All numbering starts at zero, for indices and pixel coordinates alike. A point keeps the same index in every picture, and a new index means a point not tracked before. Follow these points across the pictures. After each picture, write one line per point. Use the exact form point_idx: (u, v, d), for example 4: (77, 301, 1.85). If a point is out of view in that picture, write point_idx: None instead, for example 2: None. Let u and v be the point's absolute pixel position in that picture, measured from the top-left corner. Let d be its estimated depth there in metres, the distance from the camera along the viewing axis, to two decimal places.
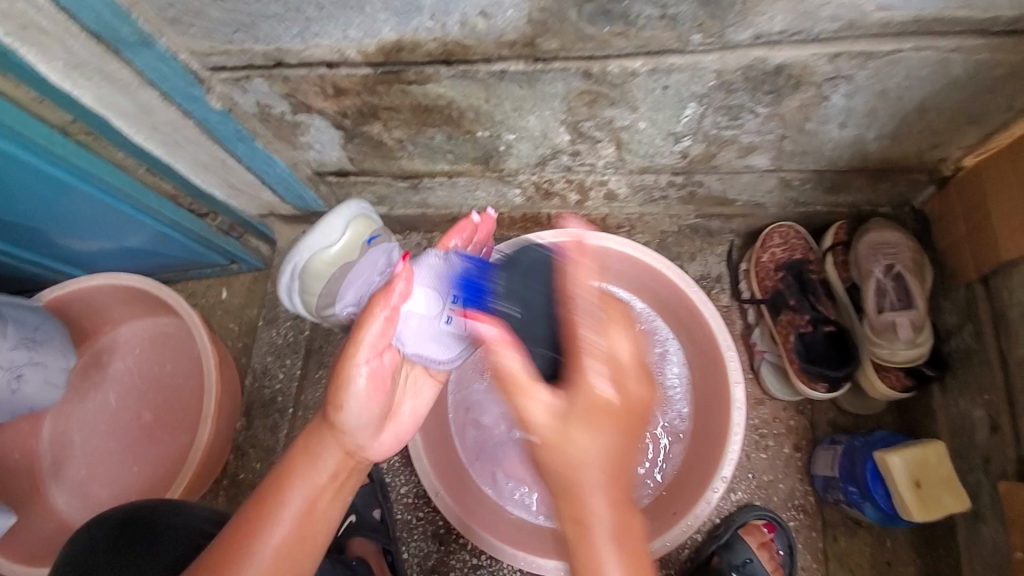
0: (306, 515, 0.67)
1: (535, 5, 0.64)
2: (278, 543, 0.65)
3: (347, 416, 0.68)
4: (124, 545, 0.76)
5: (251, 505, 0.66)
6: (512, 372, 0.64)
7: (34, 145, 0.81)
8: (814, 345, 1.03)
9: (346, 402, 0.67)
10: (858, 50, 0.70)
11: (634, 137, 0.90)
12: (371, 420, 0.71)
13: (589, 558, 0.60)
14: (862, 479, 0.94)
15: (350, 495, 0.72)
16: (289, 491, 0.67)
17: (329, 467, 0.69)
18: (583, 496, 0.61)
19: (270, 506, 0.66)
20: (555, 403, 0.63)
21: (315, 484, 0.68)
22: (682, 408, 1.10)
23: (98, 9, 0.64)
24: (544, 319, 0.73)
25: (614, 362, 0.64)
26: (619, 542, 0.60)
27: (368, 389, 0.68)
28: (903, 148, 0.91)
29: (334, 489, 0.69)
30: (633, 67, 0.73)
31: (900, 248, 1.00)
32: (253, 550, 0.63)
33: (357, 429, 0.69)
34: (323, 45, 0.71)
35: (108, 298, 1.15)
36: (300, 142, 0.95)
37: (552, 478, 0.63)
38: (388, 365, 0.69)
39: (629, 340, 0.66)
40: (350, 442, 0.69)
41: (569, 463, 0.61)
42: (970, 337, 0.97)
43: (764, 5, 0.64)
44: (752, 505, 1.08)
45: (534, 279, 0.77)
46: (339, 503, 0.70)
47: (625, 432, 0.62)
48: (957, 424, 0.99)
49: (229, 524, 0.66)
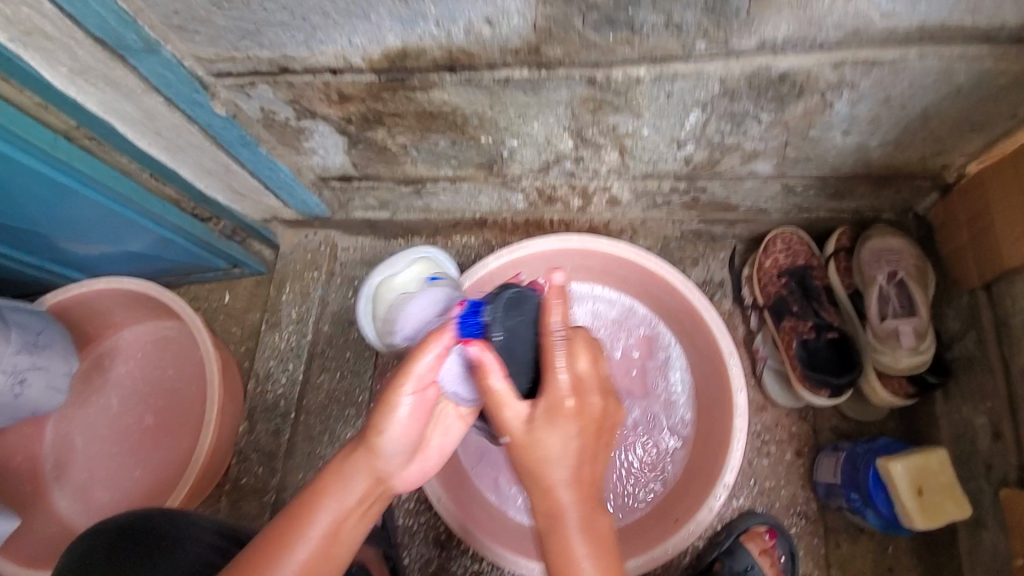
0: (332, 537, 0.65)
1: (540, 13, 0.64)
2: (302, 563, 0.63)
3: (386, 441, 0.67)
4: (124, 551, 0.76)
5: (281, 519, 0.65)
6: (498, 401, 0.64)
7: (38, 150, 0.81)
8: (818, 352, 1.03)
9: (389, 426, 0.67)
10: (863, 58, 0.70)
11: (637, 143, 0.90)
12: (405, 449, 0.69)
13: (563, 553, 0.61)
14: (864, 486, 0.94)
15: (373, 522, 0.70)
16: (316, 509, 0.65)
17: (360, 489, 0.67)
18: (551, 493, 0.63)
19: (298, 523, 0.64)
20: (525, 410, 0.64)
21: (344, 504, 0.66)
22: (685, 414, 1.10)
23: (104, 16, 0.64)
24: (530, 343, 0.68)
25: (580, 379, 0.65)
26: (594, 546, 0.62)
27: (411, 417, 0.67)
28: (906, 155, 0.91)
29: (361, 511, 0.68)
30: (637, 74, 0.73)
31: (903, 255, 1.00)
32: (274, 567, 0.61)
33: (391, 456, 0.68)
34: (328, 52, 0.71)
35: (111, 302, 1.15)
36: (304, 148, 0.95)
37: (527, 480, 0.64)
38: (431, 398, 0.69)
39: (592, 359, 0.66)
40: (382, 468, 0.68)
41: (536, 461, 0.63)
42: (973, 344, 0.97)
43: (769, 14, 0.64)
44: (754, 511, 1.08)
45: (523, 310, 0.69)
46: (362, 526, 0.68)
47: (590, 442, 0.64)
48: (960, 431, 0.99)
49: (253, 540, 0.65)
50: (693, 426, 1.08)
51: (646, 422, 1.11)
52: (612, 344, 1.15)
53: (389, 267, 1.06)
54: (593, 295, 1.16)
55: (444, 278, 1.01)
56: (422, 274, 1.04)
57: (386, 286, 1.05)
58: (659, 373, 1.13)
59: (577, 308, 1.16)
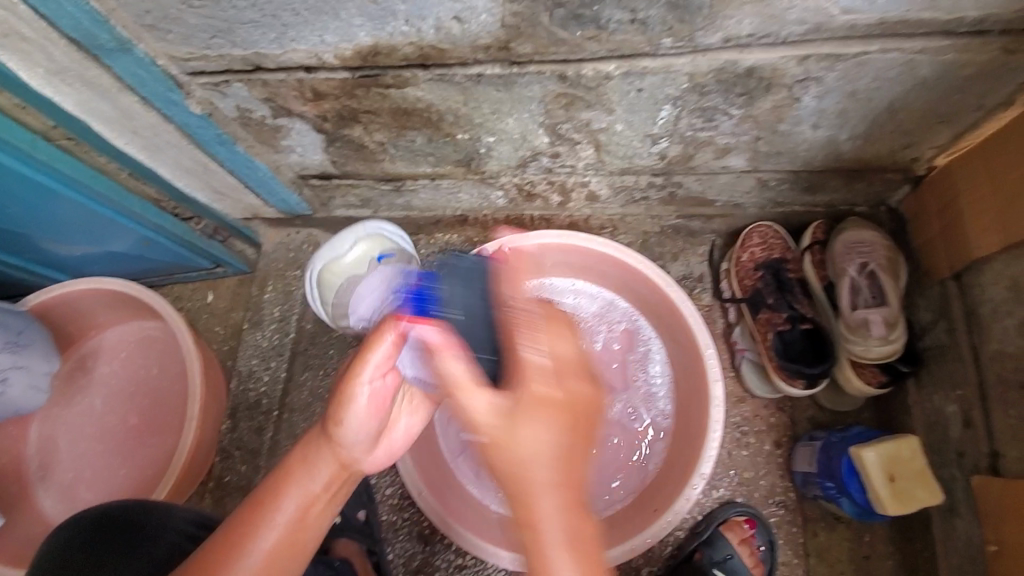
0: (296, 523, 0.67)
1: (508, 10, 0.65)
2: (266, 550, 0.64)
3: (346, 430, 0.69)
4: (103, 545, 0.76)
5: (244, 509, 0.67)
6: (471, 397, 0.63)
7: (15, 151, 0.81)
8: (792, 343, 1.05)
9: (347, 415, 0.68)
10: (826, 52, 0.71)
11: (612, 139, 0.92)
12: (369, 435, 0.71)
13: (539, 553, 0.58)
14: (838, 474, 0.95)
15: (341, 505, 0.72)
16: (280, 498, 0.67)
17: (324, 476, 0.69)
18: (536, 487, 0.60)
19: (262, 511, 0.66)
20: (493, 403, 0.62)
21: (309, 492, 0.68)
22: (664, 406, 1.11)
23: (76, 16, 0.65)
24: (487, 326, 0.68)
25: (558, 360, 0.66)
26: (579, 555, 0.58)
27: (370, 405, 0.69)
28: (876, 148, 0.93)
29: (327, 498, 0.70)
30: (607, 70, 0.75)
31: (874, 247, 1.01)
32: (242, 554, 0.63)
33: (355, 444, 0.70)
34: (301, 50, 0.72)
35: (93, 302, 1.15)
36: (282, 146, 0.96)
37: (506, 482, 0.61)
38: (391, 386, 0.70)
39: (571, 340, 0.67)
40: (345, 453, 0.70)
41: (517, 460, 0.60)
42: (943, 333, 0.99)
43: (731, 9, 0.65)
44: (733, 501, 1.09)
45: (474, 284, 0.71)
46: (330, 512, 0.70)
47: (574, 436, 0.62)
48: (932, 420, 1.01)
49: (220, 527, 0.66)
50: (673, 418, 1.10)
51: (627, 415, 1.13)
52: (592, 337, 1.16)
53: (331, 251, 1.04)
54: (574, 290, 1.18)
55: (393, 254, 1.05)
56: (372, 253, 1.05)
57: (334, 268, 1.05)
58: (639, 365, 1.14)
59: (556, 303, 1.18)
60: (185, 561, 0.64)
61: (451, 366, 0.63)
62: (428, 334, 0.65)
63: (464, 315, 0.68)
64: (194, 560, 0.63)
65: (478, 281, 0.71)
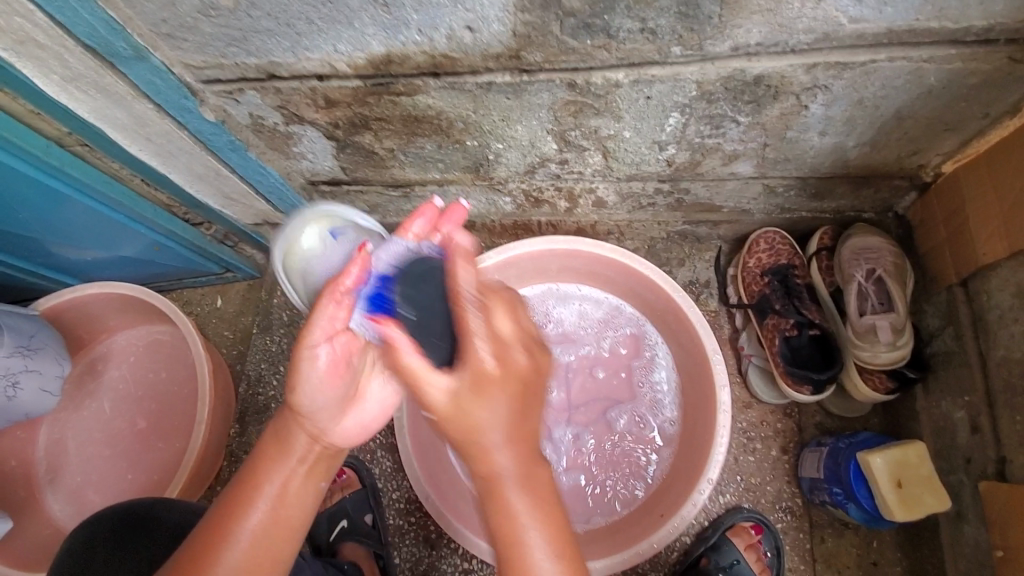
0: (279, 499, 0.65)
1: (519, 19, 0.66)
2: (255, 527, 0.63)
3: (304, 398, 0.66)
4: (122, 540, 0.77)
5: (229, 491, 0.66)
6: (423, 382, 0.57)
7: (29, 156, 0.82)
8: (800, 349, 1.06)
9: (302, 381, 0.66)
10: (834, 60, 0.72)
11: (620, 146, 0.92)
12: (337, 400, 0.69)
13: (505, 512, 0.59)
14: (845, 480, 0.95)
15: (324, 480, 0.70)
16: (262, 475, 0.66)
17: (299, 446, 0.68)
18: (495, 463, 0.58)
19: (245, 490, 0.65)
20: (448, 384, 0.57)
21: (285, 466, 0.66)
22: (671, 412, 1.12)
23: (93, 24, 0.66)
24: (444, 325, 0.58)
25: (496, 336, 0.58)
26: (538, 508, 0.59)
27: (327, 368, 0.66)
28: (883, 155, 0.93)
29: (305, 470, 0.68)
30: (616, 78, 0.75)
31: (881, 253, 1.01)
32: (227, 537, 0.62)
33: (319, 412, 0.68)
34: (314, 58, 0.73)
35: (104, 306, 1.16)
36: (293, 152, 0.97)
37: (464, 450, 0.59)
38: (345, 348, 0.67)
39: (508, 313, 0.60)
40: (312, 421, 0.68)
41: (467, 428, 0.57)
42: (951, 339, 0.99)
43: (741, 18, 0.66)
44: (740, 507, 1.09)
45: (428, 284, 0.60)
46: (314, 487, 0.68)
47: (520, 408, 0.58)
48: (940, 425, 1.01)
49: (210, 512, 0.65)
50: (679, 423, 1.11)
51: (635, 425, 1.13)
52: (598, 344, 1.19)
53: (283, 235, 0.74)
54: (581, 294, 1.19)
55: None
56: None
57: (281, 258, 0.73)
58: (644, 371, 1.15)
59: (563, 308, 1.20)
60: (179, 548, 0.64)
61: (410, 355, 0.57)
62: (363, 275, 0.60)
63: (418, 314, 0.59)
64: (186, 544, 0.63)
65: (432, 280, 0.61)
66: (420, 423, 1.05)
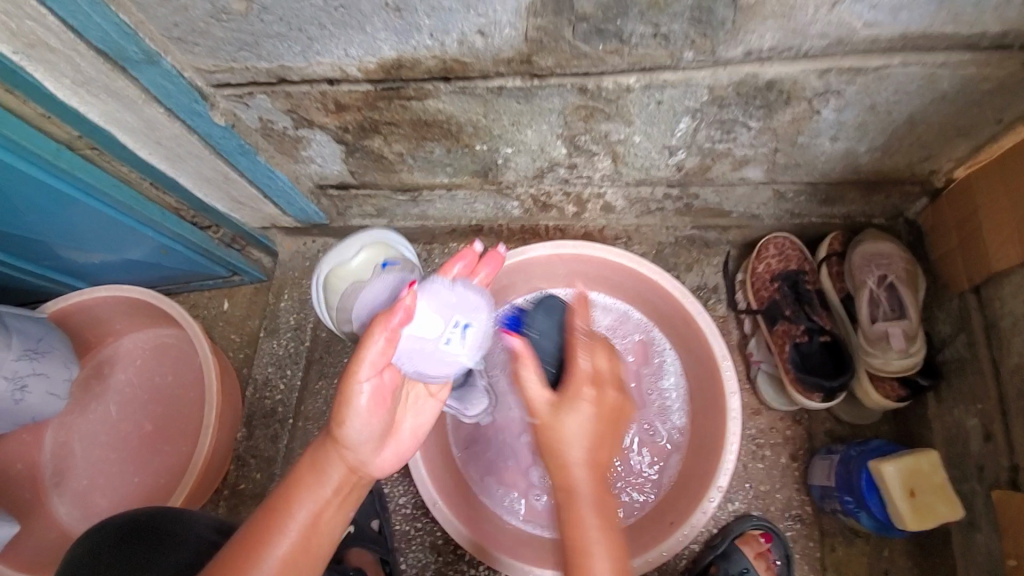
0: (311, 529, 0.65)
1: (531, 24, 0.66)
2: (282, 556, 0.63)
3: (350, 432, 0.66)
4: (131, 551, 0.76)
5: (257, 516, 0.65)
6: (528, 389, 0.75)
7: (40, 160, 0.83)
8: (810, 355, 1.05)
9: (350, 414, 0.65)
10: (847, 66, 0.72)
11: (630, 150, 0.92)
12: (376, 433, 0.68)
13: (576, 521, 0.69)
14: (857, 488, 0.94)
15: (353, 509, 0.70)
16: (294, 501, 0.66)
17: (334, 475, 0.67)
18: (569, 475, 0.71)
19: (274, 516, 0.65)
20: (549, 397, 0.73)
21: (319, 496, 0.66)
22: (679, 419, 1.12)
23: (105, 28, 0.66)
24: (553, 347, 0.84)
25: (598, 372, 0.77)
26: (605, 523, 0.69)
27: (371, 405, 0.65)
28: (894, 160, 0.92)
29: (337, 499, 0.68)
30: (627, 83, 0.75)
31: (893, 259, 1.01)
32: (254, 562, 0.62)
33: (360, 445, 0.67)
34: (325, 62, 0.73)
35: (112, 309, 1.16)
36: (302, 156, 0.97)
37: (547, 459, 0.73)
38: (390, 382, 0.66)
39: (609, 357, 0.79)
40: (350, 451, 0.68)
41: (558, 441, 0.71)
42: (963, 347, 0.98)
43: (754, 23, 0.66)
44: (749, 514, 1.08)
45: (553, 314, 0.89)
46: (342, 516, 0.69)
47: (607, 428, 0.72)
48: (952, 433, 1.00)
49: (236, 534, 0.65)
50: (687, 431, 1.10)
51: (644, 433, 1.13)
52: None
53: (338, 255, 0.98)
54: (588, 300, 1.20)
55: (400, 262, 0.96)
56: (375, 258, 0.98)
57: (339, 271, 0.98)
58: (652, 378, 1.15)
59: None
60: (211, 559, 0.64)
61: (530, 377, 0.74)
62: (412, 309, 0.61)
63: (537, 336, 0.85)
64: (211, 563, 0.63)
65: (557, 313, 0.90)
66: (425, 429, 1.06)
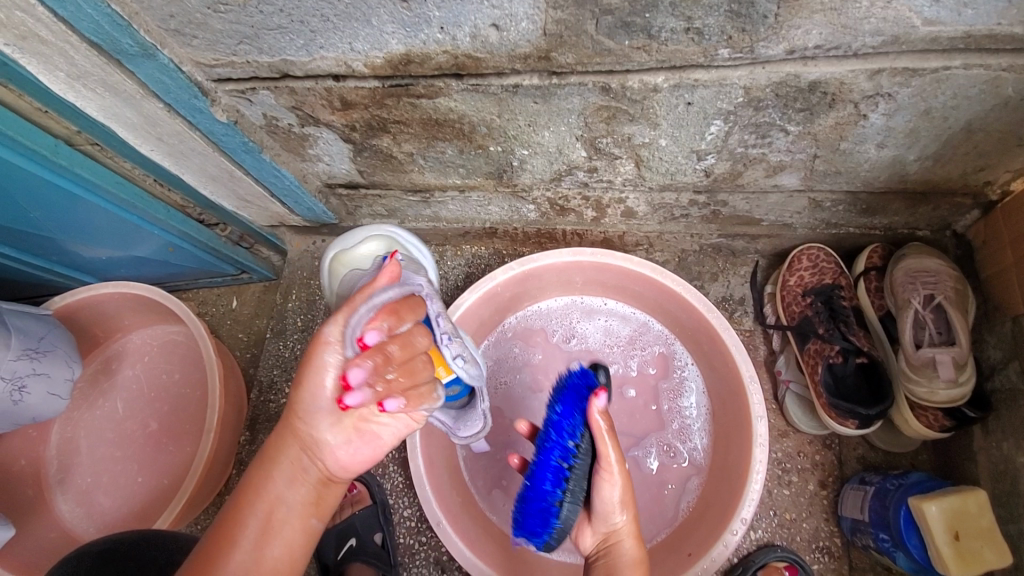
0: (270, 523, 0.61)
1: (550, 17, 0.60)
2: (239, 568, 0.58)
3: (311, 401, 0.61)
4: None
5: (227, 508, 0.62)
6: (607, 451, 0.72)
7: (39, 157, 0.80)
8: (844, 378, 0.97)
9: (310, 384, 0.61)
10: (902, 66, 0.64)
11: (654, 155, 0.86)
12: (334, 411, 0.62)
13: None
14: (894, 526, 0.86)
15: (315, 517, 0.64)
16: (244, 503, 0.61)
17: (286, 467, 0.63)
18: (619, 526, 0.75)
19: (229, 528, 0.60)
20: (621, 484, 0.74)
21: (271, 495, 0.62)
22: (700, 440, 1.06)
23: (97, 19, 0.61)
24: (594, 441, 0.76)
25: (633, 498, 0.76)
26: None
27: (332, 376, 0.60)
28: (946, 170, 0.84)
29: (291, 499, 0.63)
30: (654, 82, 0.69)
31: (940, 277, 0.92)
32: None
33: (318, 422, 0.62)
34: (329, 57, 0.68)
35: (119, 306, 1.15)
36: (309, 154, 0.92)
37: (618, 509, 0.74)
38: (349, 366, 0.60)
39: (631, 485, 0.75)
40: (306, 434, 0.63)
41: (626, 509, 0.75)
42: (1015, 375, 0.90)
43: (799, 18, 0.59)
44: (773, 544, 1.01)
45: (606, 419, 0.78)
46: (302, 524, 0.63)
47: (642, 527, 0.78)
48: (999, 469, 0.91)
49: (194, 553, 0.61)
50: (709, 454, 1.04)
51: (664, 456, 1.07)
52: (625, 363, 1.13)
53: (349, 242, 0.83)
54: (606, 309, 1.14)
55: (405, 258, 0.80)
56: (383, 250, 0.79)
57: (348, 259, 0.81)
58: (672, 395, 1.09)
59: (588, 324, 1.15)
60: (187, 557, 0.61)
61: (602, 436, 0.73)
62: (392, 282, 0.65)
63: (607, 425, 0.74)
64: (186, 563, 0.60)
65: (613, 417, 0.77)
66: (432, 442, 1.01)
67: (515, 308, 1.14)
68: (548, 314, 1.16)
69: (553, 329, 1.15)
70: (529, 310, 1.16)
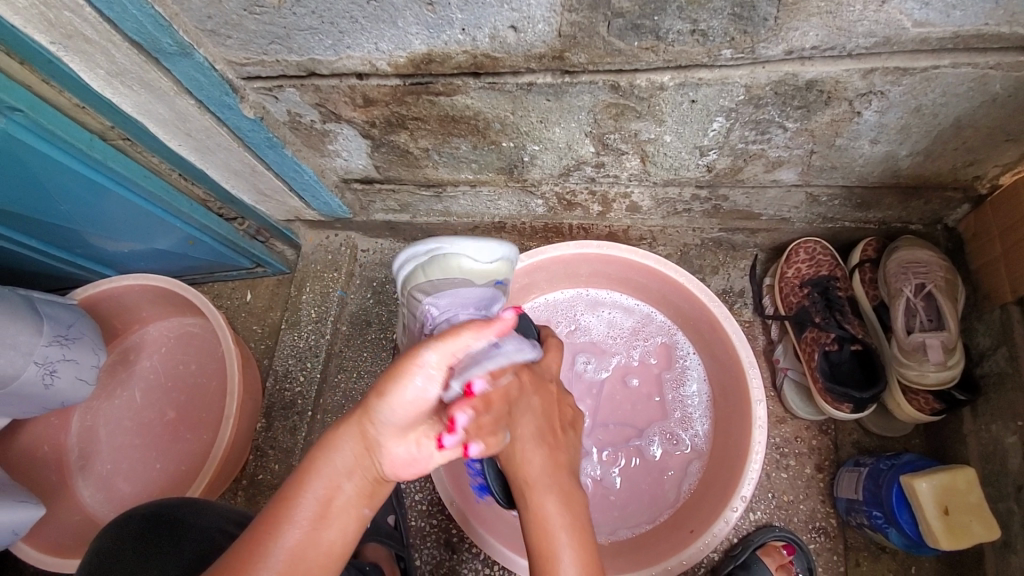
0: (325, 508, 0.63)
1: (566, 20, 0.65)
2: (291, 546, 0.60)
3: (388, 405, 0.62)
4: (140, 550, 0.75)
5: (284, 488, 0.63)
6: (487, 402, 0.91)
7: (75, 150, 0.84)
8: (840, 364, 1.02)
9: (394, 391, 0.62)
10: (893, 66, 0.69)
11: (659, 150, 0.90)
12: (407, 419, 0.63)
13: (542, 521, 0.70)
14: (886, 503, 0.91)
15: (367, 505, 0.66)
16: (304, 486, 0.63)
17: (348, 456, 0.64)
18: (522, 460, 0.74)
19: (288, 508, 0.62)
20: None
21: (327, 481, 0.63)
22: (701, 427, 1.10)
23: (140, 20, 0.66)
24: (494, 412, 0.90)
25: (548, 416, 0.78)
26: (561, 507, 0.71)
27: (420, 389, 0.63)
28: (937, 165, 0.89)
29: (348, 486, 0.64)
30: (661, 80, 0.73)
31: (932, 267, 0.96)
32: (265, 552, 0.60)
33: (388, 425, 0.63)
34: (355, 56, 0.72)
35: (138, 297, 1.18)
36: (328, 150, 0.97)
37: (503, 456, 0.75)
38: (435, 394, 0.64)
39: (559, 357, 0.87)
40: (374, 433, 0.63)
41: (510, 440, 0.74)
42: (1003, 360, 0.94)
43: (798, 20, 0.63)
44: (771, 525, 1.05)
45: None
46: (354, 512, 0.65)
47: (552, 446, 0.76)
48: (988, 450, 0.96)
49: (250, 524, 0.62)
50: (710, 439, 1.08)
51: (667, 442, 1.11)
52: (628, 353, 1.17)
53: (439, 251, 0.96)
54: (611, 301, 1.19)
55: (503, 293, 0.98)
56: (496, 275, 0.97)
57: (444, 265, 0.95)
58: (675, 383, 1.13)
59: (593, 315, 1.19)
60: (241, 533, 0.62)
61: None
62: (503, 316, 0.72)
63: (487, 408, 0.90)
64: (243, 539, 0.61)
65: None
66: None
67: (524, 300, 1.18)
68: (555, 306, 1.20)
69: (559, 320, 1.19)
70: (537, 302, 1.20)
